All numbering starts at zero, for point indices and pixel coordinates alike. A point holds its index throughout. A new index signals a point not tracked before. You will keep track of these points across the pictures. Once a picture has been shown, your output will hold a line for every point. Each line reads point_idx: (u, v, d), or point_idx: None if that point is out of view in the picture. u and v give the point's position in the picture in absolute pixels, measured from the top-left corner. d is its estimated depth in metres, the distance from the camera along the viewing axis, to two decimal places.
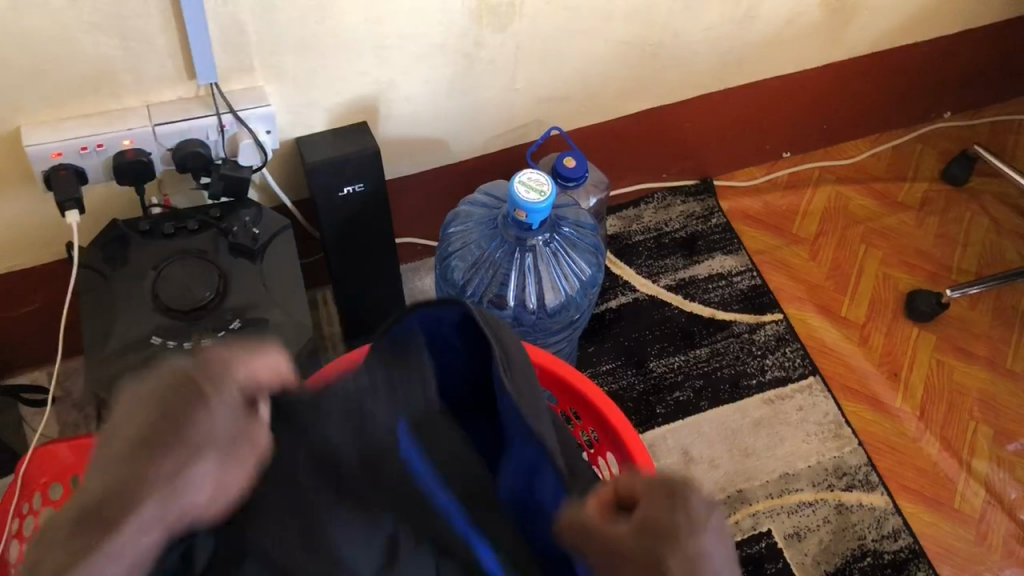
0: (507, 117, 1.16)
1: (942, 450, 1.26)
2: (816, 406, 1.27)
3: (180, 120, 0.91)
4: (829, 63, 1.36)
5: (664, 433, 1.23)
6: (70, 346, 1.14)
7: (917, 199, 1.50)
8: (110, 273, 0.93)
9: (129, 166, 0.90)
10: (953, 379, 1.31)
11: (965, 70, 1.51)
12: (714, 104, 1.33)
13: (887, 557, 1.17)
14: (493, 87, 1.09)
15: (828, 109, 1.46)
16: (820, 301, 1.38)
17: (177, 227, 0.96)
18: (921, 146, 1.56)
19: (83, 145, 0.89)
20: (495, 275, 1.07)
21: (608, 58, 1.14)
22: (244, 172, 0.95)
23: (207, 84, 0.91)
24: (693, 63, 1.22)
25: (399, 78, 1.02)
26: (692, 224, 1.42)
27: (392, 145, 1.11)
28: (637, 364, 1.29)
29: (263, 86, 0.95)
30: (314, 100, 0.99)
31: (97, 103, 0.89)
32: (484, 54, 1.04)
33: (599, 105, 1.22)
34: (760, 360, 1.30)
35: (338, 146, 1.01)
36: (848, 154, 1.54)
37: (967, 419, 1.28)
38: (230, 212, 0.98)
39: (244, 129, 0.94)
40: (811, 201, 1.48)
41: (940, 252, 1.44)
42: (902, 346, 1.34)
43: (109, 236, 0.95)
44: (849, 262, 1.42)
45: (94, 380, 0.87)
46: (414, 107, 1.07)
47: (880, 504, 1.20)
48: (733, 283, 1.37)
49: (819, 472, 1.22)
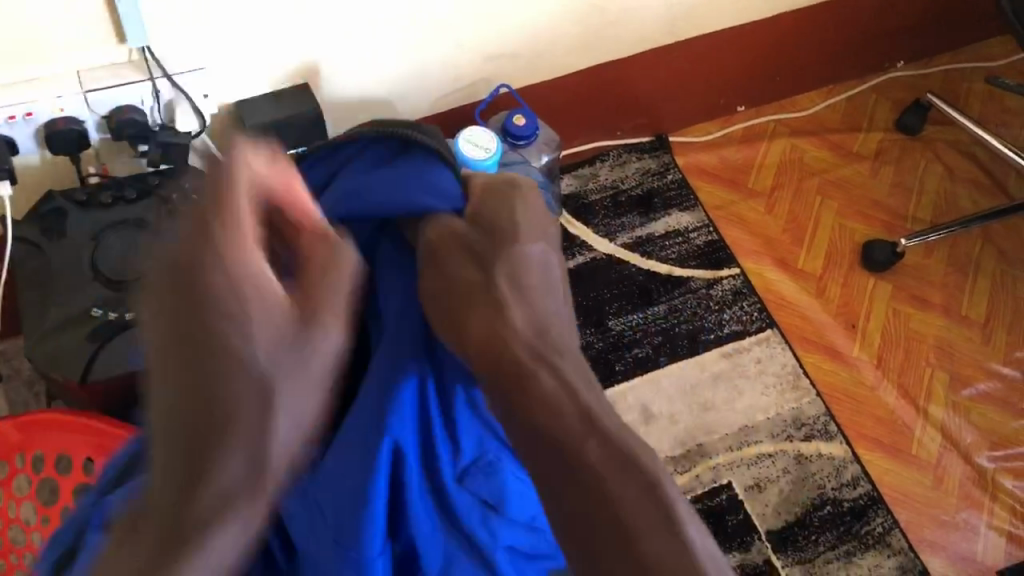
0: (455, 76, 1.14)
1: (899, 397, 1.27)
2: (773, 358, 1.28)
3: (114, 85, 0.88)
4: (779, 14, 1.35)
5: (624, 391, 1.23)
6: (14, 322, 1.11)
7: (872, 149, 1.50)
8: (46, 244, 0.90)
9: (62, 135, 0.88)
10: (908, 328, 1.32)
11: (917, 19, 1.50)
12: (666, 59, 1.32)
13: (846, 504, 1.17)
14: (438, 45, 1.07)
15: (781, 61, 1.45)
16: (778, 254, 1.38)
17: (114, 197, 0.93)
18: (875, 96, 1.56)
19: (10, 114, 0.86)
20: None
21: (554, 13, 1.12)
22: (183, 137, 0.94)
23: (140, 48, 0.88)
24: (643, 17, 1.21)
25: (340, 37, 1.00)
26: (648, 181, 1.41)
27: (337, 107, 1.09)
28: (596, 323, 1.28)
29: (198, 48, 0.92)
30: (253, 63, 0.97)
31: (24, 68, 0.86)
32: (427, 11, 1.02)
33: (548, 62, 1.20)
34: (718, 315, 1.30)
35: (280, 108, 0.99)
36: (802, 107, 1.53)
37: (923, 366, 1.29)
38: (170, 178, 0.96)
39: (181, 94, 0.93)
40: (766, 154, 1.48)
41: (895, 201, 1.44)
42: (859, 296, 1.35)
43: (44, 207, 0.92)
44: (805, 215, 1.42)
45: (36, 355, 0.85)
46: (359, 66, 1.05)
47: (839, 453, 1.21)
48: (689, 239, 1.37)
49: (778, 424, 1.23)
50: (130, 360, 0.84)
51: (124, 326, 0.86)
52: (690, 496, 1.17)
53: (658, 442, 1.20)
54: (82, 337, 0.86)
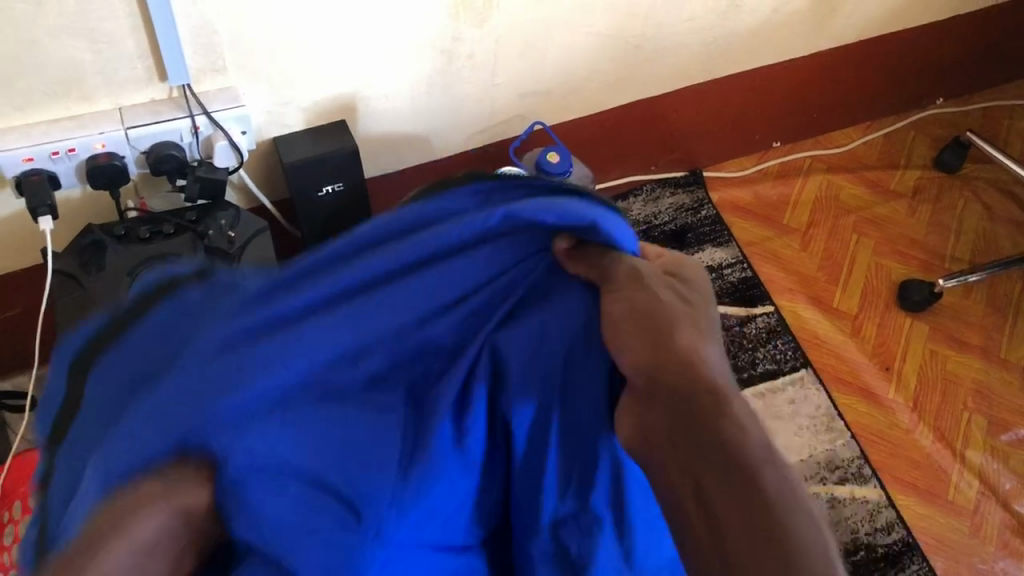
0: (489, 113, 1.14)
1: (936, 441, 1.24)
2: (807, 399, 1.26)
3: (154, 122, 0.90)
4: (817, 51, 1.34)
5: None
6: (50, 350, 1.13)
7: (909, 187, 1.48)
8: (85, 277, 0.91)
9: (103, 169, 0.89)
10: (946, 370, 1.30)
11: (956, 56, 1.49)
12: (702, 95, 1.31)
13: (881, 550, 1.15)
14: (474, 83, 1.08)
15: (817, 98, 1.44)
16: (813, 292, 1.36)
17: (152, 232, 0.94)
18: (913, 133, 1.54)
19: (54, 150, 0.87)
20: None
21: (589, 51, 1.12)
22: (220, 173, 0.94)
23: (179, 86, 0.90)
24: (679, 53, 1.21)
25: (376, 75, 1.01)
26: (682, 216, 1.41)
27: (372, 143, 1.10)
28: None
29: (236, 85, 0.93)
30: (290, 99, 0.98)
31: (68, 106, 0.87)
32: (462, 49, 1.02)
33: (583, 99, 1.20)
34: (751, 354, 1.29)
35: (316, 144, 1.00)
36: (839, 143, 1.52)
37: (960, 409, 1.27)
38: (207, 215, 0.96)
39: (218, 130, 0.93)
40: (802, 191, 1.47)
41: (933, 240, 1.42)
42: (895, 337, 1.33)
43: (83, 242, 0.93)
44: (840, 253, 1.40)
45: None
46: (394, 106, 1.06)
47: (873, 496, 1.19)
48: (724, 275, 1.36)
49: (811, 465, 1.21)
50: None
51: None
52: None
53: None
54: None
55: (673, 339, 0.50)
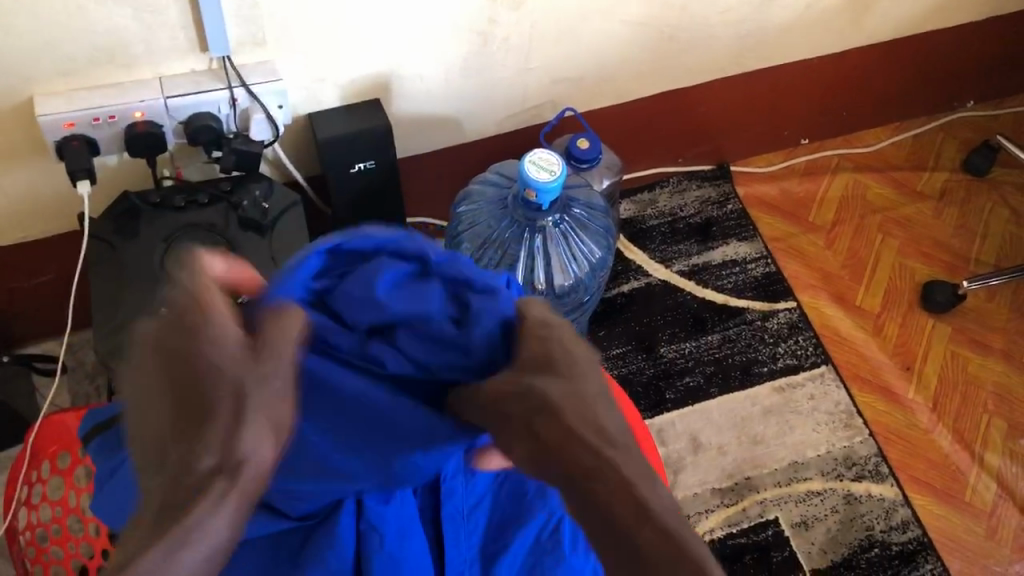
0: (521, 98, 1.15)
1: (955, 442, 1.24)
2: (827, 395, 1.27)
3: (193, 93, 0.91)
4: (849, 49, 1.34)
5: (673, 419, 1.24)
6: (81, 317, 1.15)
7: (936, 189, 1.48)
8: (120, 243, 0.93)
9: (141, 138, 0.90)
10: (967, 371, 1.30)
11: (989, 60, 1.48)
12: (732, 89, 1.32)
13: (895, 548, 1.16)
14: (508, 67, 1.09)
15: (847, 96, 1.44)
16: (836, 290, 1.37)
17: (187, 201, 0.96)
18: (942, 135, 1.54)
19: (95, 116, 0.89)
20: (504, 254, 1.05)
21: (623, 39, 1.13)
22: (256, 146, 0.95)
23: (220, 57, 0.91)
24: (711, 45, 1.21)
25: (411, 55, 1.01)
26: (707, 209, 1.41)
27: (404, 122, 1.11)
28: (648, 349, 1.28)
29: (275, 60, 0.94)
30: (326, 75, 0.99)
31: (110, 73, 0.89)
32: (498, 32, 1.03)
33: (613, 87, 1.21)
34: (772, 348, 1.30)
35: (351, 122, 1.01)
36: (867, 142, 1.52)
37: (980, 411, 1.27)
38: (241, 185, 0.97)
39: (256, 103, 0.94)
40: (828, 189, 1.47)
41: (958, 242, 1.42)
42: (917, 337, 1.33)
43: (118, 207, 0.95)
44: (865, 251, 1.40)
45: (103, 352, 0.88)
46: (428, 86, 1.07)
47: (889, 495, 1.19)
48: (747, 270, 1.36)
49: (828, 462, 1.22)
50: None
51: None
52: (734, 530, 1.16)
53: (705, 472, 1.20)
54: None
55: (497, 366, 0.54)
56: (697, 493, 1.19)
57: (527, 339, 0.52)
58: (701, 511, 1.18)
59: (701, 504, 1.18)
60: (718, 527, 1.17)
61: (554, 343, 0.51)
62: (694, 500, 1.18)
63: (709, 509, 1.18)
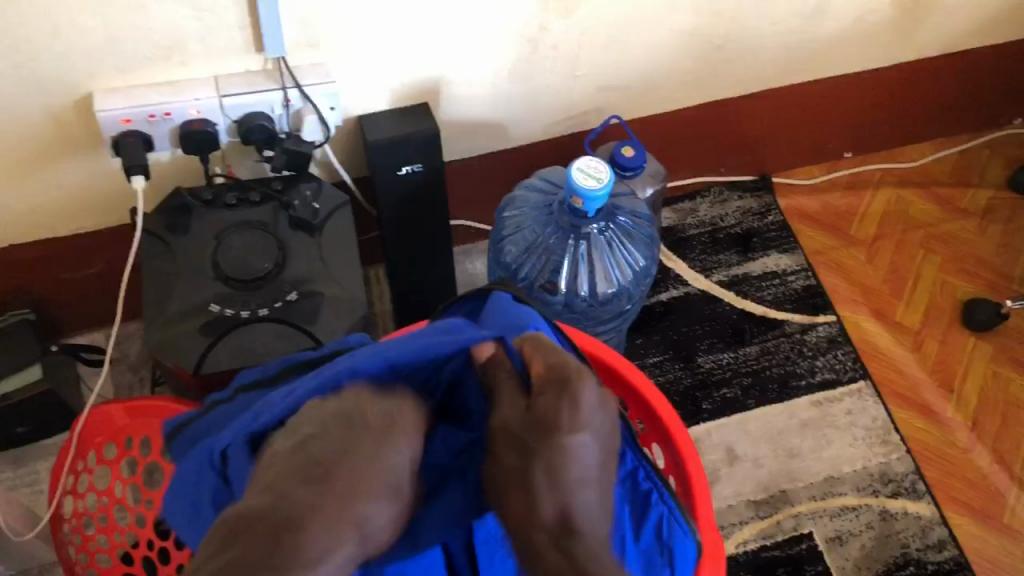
0: (568, 104, 1.16)
1: (994, 463, 1.23)
2: (865, 411, 1.26)
3: (248, 93, 0.92)
4: (895, 63, 1.33)
5: (709, 429, 1.23)
6: (129, 309, 1.17)
7: (980, 206, 1.46)
8: (172, 238, 0.94)
9: (195, 135, 0.91)
10: (1008, 392, 1.29)
11: None
12: (777, 100, 1.31)
13: (930, 567, 1.15)
14: (555, 74, 1.09)
15: (892, 111, 1.43)
16: (876, 305, 1.36)
17: (239, 199, 0.97)
18: (988, 152, 1.52)
19: (151, 113, 0.90)
20: (547, 260, 1.06)
21: (671, 48, 1.13)
22: (307, 147, 0.96)
23: (274, 58, 0.92)
24: (759, 56, 1.21)
25: (461, 59, 1.02)
26: (748, 220, 1.41)
27: (451, 126, 1.12)
28: (685, 358, 1.28)
29: (328, 62, 0.95)
30: (376, 78, 1.00)
31: (168, 71, 0.91)
32: (548, 38, 1.03)
33: (659, 96, 1.21)
34: (810, 362, 1.29)
35: (400, 124, 1.02)
36: (911, 157, 1.51)
37: (1021, 433, 1.26)
38: (291, 185, 0.99)
39: (309, 104, 0.95)
40: (871, 203, 1.46)
41: (1002, 260, 1.41)
42: (958, 356, 1.32)
43: (172, 203, 0.96)
44: (907, 267, 1.39)
45: (154, 344, 0.89)
46: (476, 90, 1.07)
47: (926, 513, 1.18)
48: (787, 282, 1.36)
49: (865, 477, 1.21)
50: (240, 357, 0.88)
51: (239, 324, 0.90)
52: (768, 542, 1.16)
53: (740, 484, 1.20)
54: (196, 330, 0.90)
55: (533, 415, 0.59)
56: (732, 505, 1.19)
57: (556, 402, 0.59)
58: (735, 522, 1.17)
59: (736, 515, 1.18)
60: (752, 539, 1.16)
61: (567, 405, 0.59)
62: (728, 511, 1.18)
63: (744, 520, 1.17)
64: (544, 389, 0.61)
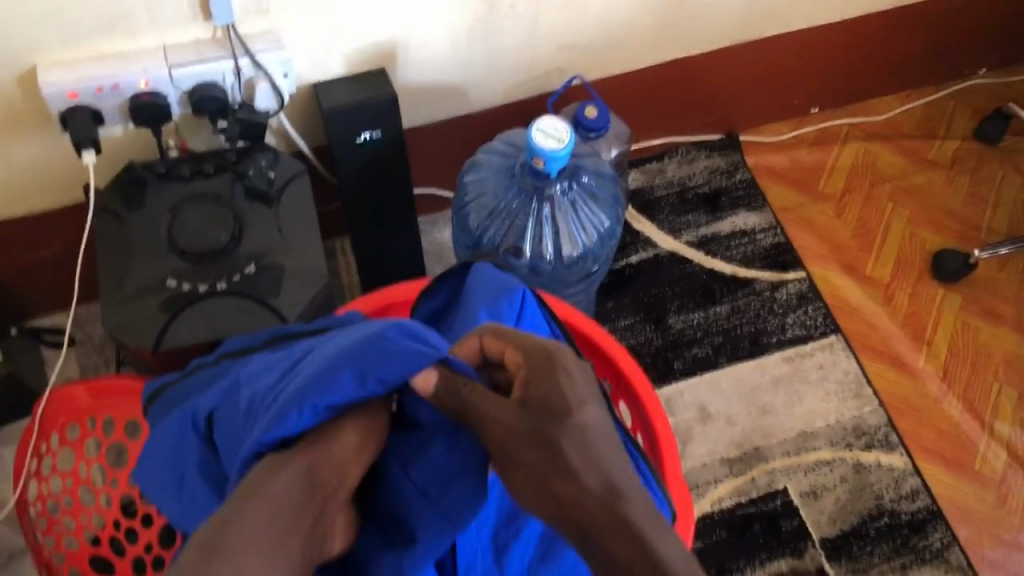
0: (529, 65, 1.14)
1: (965, 411, 1.24)
2: (836, 365, 1.26)
3: (197, 62, 0.90)
4: (858, 15, 1.32)
5: (681, 388, 1.23)
6: (89, 289, 1.15)
7: (948, 157, 1.46)
8: (126, 214, 0.93)
9: (145, 107, 0.89)
10: (978, 341, 1.29)
11: (1003, 25, 1.46)
12: (741, 56, 1.30)
13: (904, 517, 1.16)
14: (513, 34, 1.08)
15: (857, 64, 1.42)
16: (845, 260, 1.35)
17: (193, 171, 0.95)
18: (954, 103, 1.52)
19: (98, 86, 0.88)
20: (511, 225, 1.05)
21: (631, 5, 1.12)
22: (260, 116, 0.94)
23: (223, 25, 0.90)
24: (720, 12, 1.20)
25: (416, 22, 1.00)
26: (715, 179, 1.40)
27: (409, 91, 1.10)
28: (656, 320, 1.28)
29: (279, 28, 0.93)
30: (330, 44, 0.98)
31: (114, 42, 0.88)
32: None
33: (621, 54, 1.20)
34: (781, 319, 1.29)
35: (357, 90, 1.00)
36: (878, 111, 1.50)
37: (990, 381, 1.26)
38: (246, 156, 0.97)
39: (261, 73, 0.93)
40: (839, 158, 1.45)
41: (969, 211, 1.41)
42: (928, 307, 1.32)
43: (124, 177, 0.94)
44: (876, 221, 1.39)
45: (112, 322, 0.88)
46: (433, 54, 1.06)
47: (899, 464, 1.19)
48: (756, 240, 1.35)
49: (838, 431, 1.21)
50: (200, 333, 0.87)
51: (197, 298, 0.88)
52: (743, 499, 1.16)
53: (714, 442, 1.20)
54: (154, 306, 0.88)
55: (527, 404, 0.57)
56: (706, 463, 1.19)
57: (549, 381, 0.58)
58: (710, 480, 1.17)
59: (710, 473, 1.18)
60: (727, 496, 1.16)
61: (560, 380, 0.58)
62: (702, 470, 1.18)
63: (718, 478, 1.18)
64: (529, 377, 0.59)
